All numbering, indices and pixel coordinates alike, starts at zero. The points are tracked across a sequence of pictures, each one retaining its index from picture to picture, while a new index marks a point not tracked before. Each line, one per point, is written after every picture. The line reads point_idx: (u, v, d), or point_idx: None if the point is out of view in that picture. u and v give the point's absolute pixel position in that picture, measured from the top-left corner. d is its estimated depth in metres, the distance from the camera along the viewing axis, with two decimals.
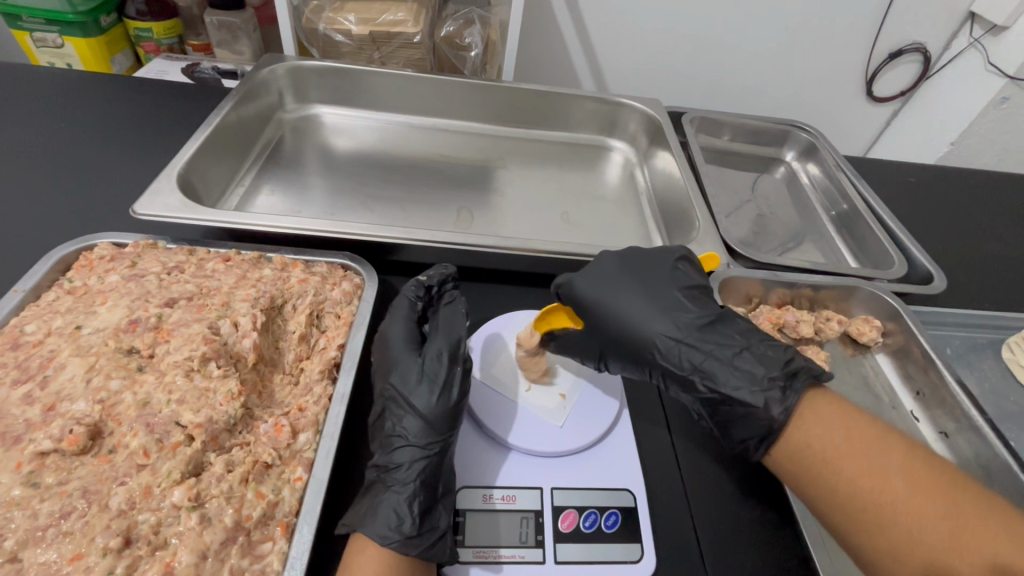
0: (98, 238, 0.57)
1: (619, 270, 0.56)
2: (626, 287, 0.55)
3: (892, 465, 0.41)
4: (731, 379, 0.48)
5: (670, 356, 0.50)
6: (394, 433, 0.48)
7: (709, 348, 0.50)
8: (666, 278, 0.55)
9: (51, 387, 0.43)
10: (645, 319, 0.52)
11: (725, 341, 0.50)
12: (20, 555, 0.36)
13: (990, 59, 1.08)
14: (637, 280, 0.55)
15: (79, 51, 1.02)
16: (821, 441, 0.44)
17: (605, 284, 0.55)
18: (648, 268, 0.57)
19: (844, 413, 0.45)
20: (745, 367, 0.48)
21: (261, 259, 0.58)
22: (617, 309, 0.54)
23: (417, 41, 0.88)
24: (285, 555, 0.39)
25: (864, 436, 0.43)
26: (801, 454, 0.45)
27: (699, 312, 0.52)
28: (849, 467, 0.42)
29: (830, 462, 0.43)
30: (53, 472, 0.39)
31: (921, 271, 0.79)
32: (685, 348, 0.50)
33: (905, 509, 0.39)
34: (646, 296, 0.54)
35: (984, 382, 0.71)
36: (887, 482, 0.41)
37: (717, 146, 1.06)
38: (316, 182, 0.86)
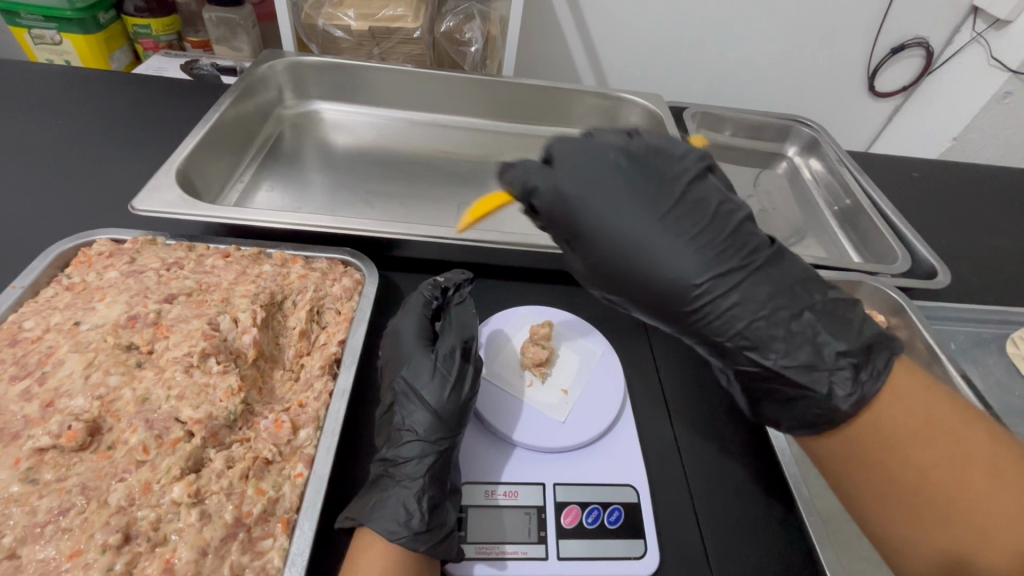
0: (97, 234, 0.57)
1: (638, 200, 0.46)
2: (658, 224, 0.45)
3: (977, 460, 0.39)
4: (790, 351, 0.44)
5: (715, 321, 0.45)
6: (402, 426, 0.47)
7: (771, 310, 0.44)
8: (702, 207, 0.46)
9: (50, 384, 0.43)
10: (688, 270, 0.44)
11: (782, 300, 0.44)
12: (19, 551, 0.36)
13: (993, 52, 1.07)
14: (667, 214, 0.45)
15: (77, 49, 1.01)
16: (899, 422, 0.41)
17: (617, 216, 0.46)
18: (676, 190, 0.46)
19: (929, 394, 0.42)
20: (802, 335, 0.44)
21: (261, 255, 0.58)
22: (651, 256, 0.45)
23: (417, 37, 0.87)
24: (286, 551, 0.39)
25: (949, 424, 0.41)
26: (873, 433, 0.42)
27: (747, 262, 0.45)
28: (928, 454, 0.40)
29: (906, 447, 0.41)
30: (51, 468, 0.39)
31: (924, 265, 0.78)
32: (736, 314, 0.44)
33: (984, 508, 0.38)
34: (688, 239, 0.45)
35: (989, 377, 0.71)
36: (970, 477, 0.39)
37: (719, 141, 1.06)
38: (316, 178, 0.85)
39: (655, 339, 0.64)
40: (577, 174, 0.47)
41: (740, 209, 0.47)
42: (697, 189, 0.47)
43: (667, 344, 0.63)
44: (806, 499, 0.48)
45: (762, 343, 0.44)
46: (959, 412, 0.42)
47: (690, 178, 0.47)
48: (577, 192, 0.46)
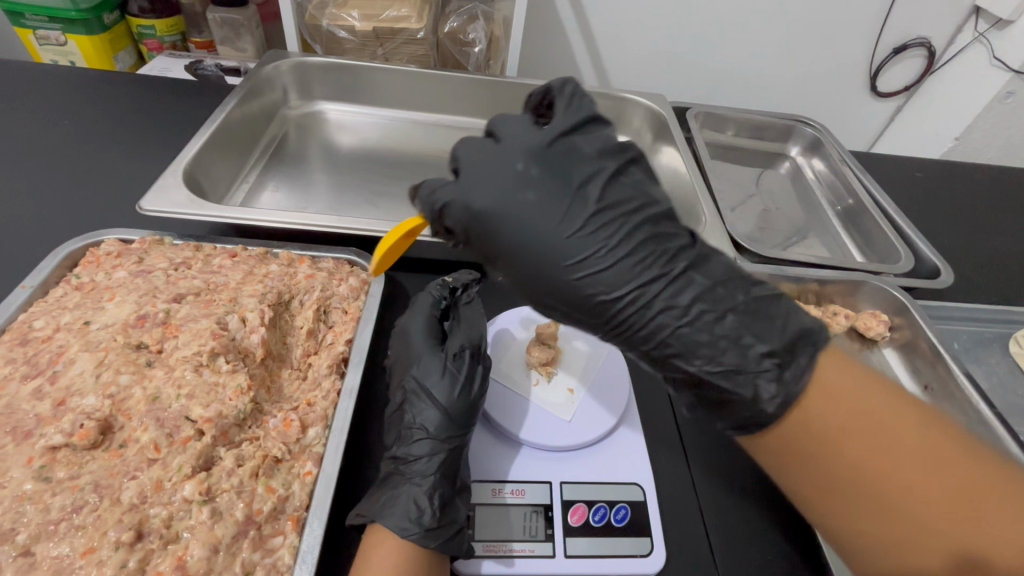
0: (105, 234, 0.58)
1: (550, 203, 0.42)
2: (575, 235, 0.42)
3: (932, 452, 0.36)
4: (713, 355, 0.40)
5: (635, 326, 0.42)
6: (412, 425, 0.47)
7: (693, 314, 0.41)
8: (617, 211, 0.42)
9: (62, 382, 0.43)
10: (605, 282, 0.41)
11: (703, 300, 0.41)
12: (33, 549, 0.36)
13: (995, 53, 1.07)
14: (583, 222, 0.42)
15: (82, 49, 1.02)
16: (850, 430, 0.38)
17: (531, 226, 0.42)
18: (590, 195, 0.42)
19: (865, 387, 0.39)
20: (724, 335, 0.40)
21: (267, 255, 0.58)
22: (567, 271, 0.42)
23: (421, 37, 0.88)
24: (296, 549, 0.39)
25: (894, 418, 0.38)
26: (832, 449, 0.38)
27: (664, 261, 0.42)
28: (890, 461, 0.37)
29: (870, 458, 0.37)
30: (64, 466, 0.39)
31: (928, 265, 0.78)
32: (656, 318, 0.41)
33: (961, 506, 0.35)
34: (607, 249, 0.41)
35: (992, 377, 0.71)
36: (937, 475, 0.36)
37: (722, 141, 1.06)
38: (320, 178, 0.86)
39: None
40: (485, 184, 0.43)
41: (658, 207, 0.44)
42: (611, 190, 0.43)
43: None
44: None
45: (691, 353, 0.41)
46: (895, 401, 0.39)
47: (604, 179, 0.43)
48: (489, 206, 0.42)
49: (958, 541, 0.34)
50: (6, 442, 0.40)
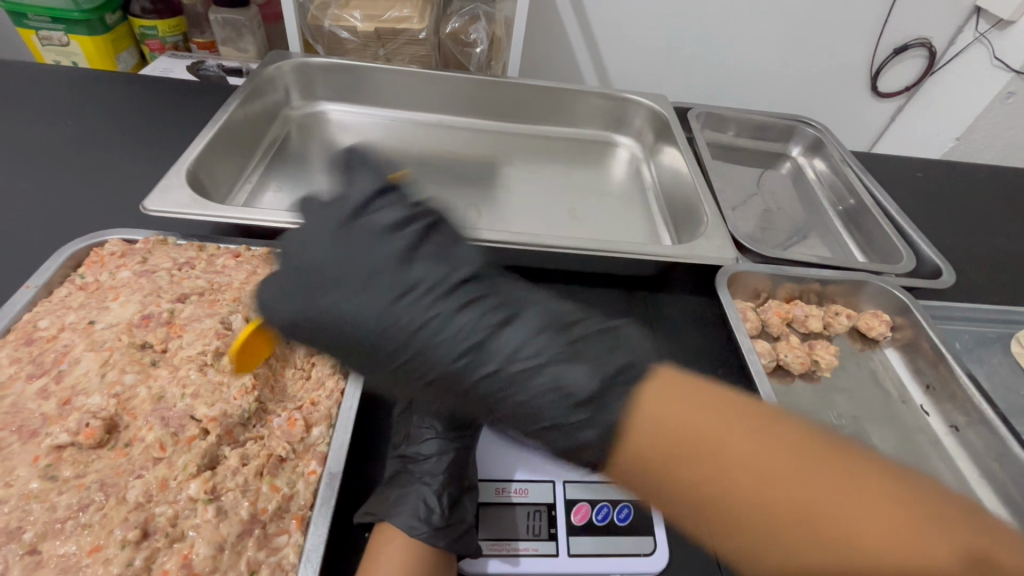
0: (109, 235, 0.58)
1: (357, 294, 0.40)
2: (382, 314, 0.39)
3: (781, 466, 0.35)
4: (543, 410, 0.38)
5: (470, 392, 0.40)
6: (422, 424, 0.49)
7: (512, 376, 0.38)
8: (422, 280, 0.40)
9: (67, 382, 0.43)
10: (428, 355, 0.40)
11: (518, 350, 0.39)
12: (40, 547, 0.36)
13: (996, 53, 1.07)
14: (391, 301, 0.40)
15: (85, 50, 1.02)
16: (693, 458, 0.35)
17: (347, 317, 0.39)
18: (393, 271, 0.40)
19: (707, 415, 0.37)
20: (544, 387, 0.38)
21: (271, 255, 0.59)
22: (393, 355, 0.40)
23: (422, 38, 0.88)
24: (301, 547, 0.39)
25: (733, 433, 0.36)
26: (681, 483, 0.35)
27: (475, 321, 0.39)
28: (744, 486, 0.34)
29: (724, 489, 0.34)
30: (70, 465, 0.39)
31: (929, 265, 0.79)
32: (483, 380, 0.39)
33: (829, 523, 0.33)
34: (421, 322, 0.39)
35: (994, 377, 0.71)
36: (795, 491, 0.34)
37: (723, 141, 1.06)
38: (322, 179, 0.86)
39: (661, 341, 0.64)
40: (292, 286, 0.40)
41: (464, 270, 0.42)
42: (411, 270, 0.41)
43: (674, 347, 0.64)
44: None
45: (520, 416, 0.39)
46: (743, 422, 0.37)
47: (402, 253, 0.41)
48: (301, 312, 0.39)
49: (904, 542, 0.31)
50: (13, 441, 0.40)
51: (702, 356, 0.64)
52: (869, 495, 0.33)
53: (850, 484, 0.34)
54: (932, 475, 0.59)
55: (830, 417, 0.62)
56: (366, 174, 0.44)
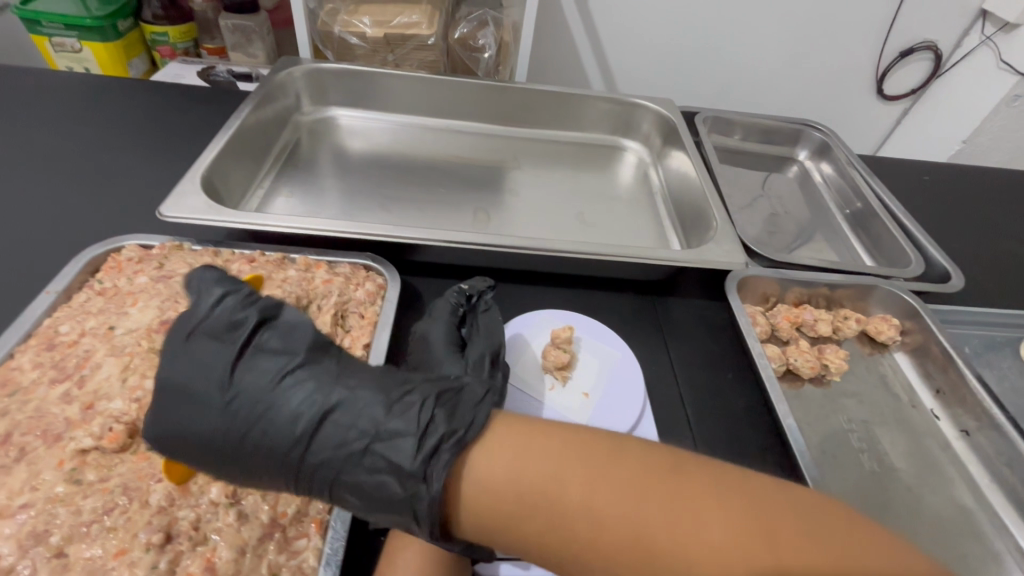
0: (126, 240, 0.58)
1: (196, 406, 0.39)
2: (208, 422, 0.39)
3: (628, 504, 0.33)
4: (385, 489, 0.37)
5: (327, 484, 0.39)
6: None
7: (344, 462, 0.38)
8: (250, 384, 0.40)
9: (89, 386, 0.44)
10: (263, 452, 0.39)
11: (354, 433, 0.38)
12: (66, 550, 0.37)
13: (1002, 56, 1.07)
14: (230, 405, 0.39)
15: (97, 56, 1.03)
16: (536, 505, 0.34)
17: (194, 428, 0.39)
18: (220, 378, 0.40)
19: (532, 447, 0.36)
20: (383, 466, 0.37)
21: (285, 260, 0.59)
22: (230, 463, 0.39)
23: (431, 43, 0.89)
24: (320, 551, 0.40)
25: (576, 474, 0.35)
26: (524, 525, 0.35)
27: (309, 412, 0.39)
28: (592, 529, 0.33)
29: (573, 531, 0.34)
30: (94, 469, 0.40)
31: (938, 270, 0.79)
32: (333, 469, 0.38)
33: (670, 556, 0.32)
34: (252, 421, 0.39)
35: (1004, 381, 0.71)
36: (647, 531, 0.32)
37: (730, 145, 1.07)
38: (332, 184, 0.86)
39: (672, 345, 0.65)
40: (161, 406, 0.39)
41: (297, 359, 0.41)
42: (244, 374, 0.40)
43: (685, 351, 0.64)
44: None
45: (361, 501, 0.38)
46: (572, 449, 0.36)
47: (230, 359, 0.41)
48: (158, 431, 0.39)
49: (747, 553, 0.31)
50: (38, 445, 0.40)
51: (713, 360, 0.64)
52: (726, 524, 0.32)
53: (684, 500, 0.33)
54: (944, 479, 0.59)
55: (840, 421, 0.63)
56: (208, 278, 0.45)
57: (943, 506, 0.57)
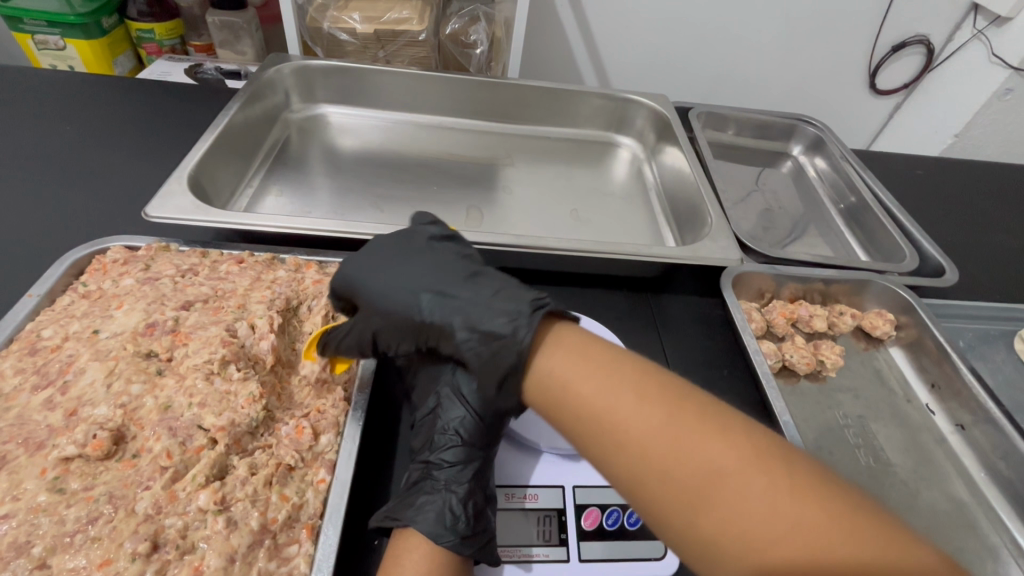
0: (111, 242, 0.57)
1: (383, 252, 0.50)
2: (392, 253, 0.50)
3: (667, 403, 0.36)
4: (490, 319, 0.43)
5: (444, 312, 0.45)
6: (446, 430, 0.46)
7: (470, 295, 0.45)
8: (420, 246, 0.50)
9: (72, 393, 0.43)
10: (401, 284, 0.47)
11: (482, 284, 0.46)
12: (49, 561, 0.36)
13: (994, 49, 1.07)
14: (404, 253, 0.50)
15: (81, 53, 1.01)
16: (582, 385, 0.38)
17: (373, 265, 0.49)
18: (416, 241, 0.51)
19: (600, 356, 0.40)
20: (499, 303, 0.44)
21: (275, 260, 0.58)
22: (382, 279, 0.48)
23: (423, 39, 0.88)
24: (311, 558, 0.39)
25: (627, 373, 0.38)
26: (580, 410, 0.38)
27: (457, 267, 0.48)
28: (627, 414, 0.36)
29: (610, 414, 0.36)
30: (78, 477, 0.39)
31: (932, 264, 0.79)
32: (454, 303, 0.45)
33: (712, 466, 0.32)
34: (417, 260, 0.48)
35: (998, 374, 0.71)
36: (678, 427, 0.34)
37: (723, 140, 1.06)
38: (323, 183, 0.85)
39: (668, 342, 0.64)
40: (356, 258, 0.50)
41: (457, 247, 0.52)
42: (420, 241, 0.51)
43: (683, 348, 0.64)
44: None
45: (460, 324, 0.44)
46: (636, 368, 0.39)
47: (429, 237, 0.52)
48: (351, 272, 0.49)
49: (790, 487, 0.31)
50: (19, 453, 0.39)
51: (710, 357, 0.64)
52: (754, 451, 0.33)
53: (738, 426, 0.34)
54: (940, 474, 0.59)
55: (837, 416, 0.62)
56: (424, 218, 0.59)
57: (939, 500, 0.57)
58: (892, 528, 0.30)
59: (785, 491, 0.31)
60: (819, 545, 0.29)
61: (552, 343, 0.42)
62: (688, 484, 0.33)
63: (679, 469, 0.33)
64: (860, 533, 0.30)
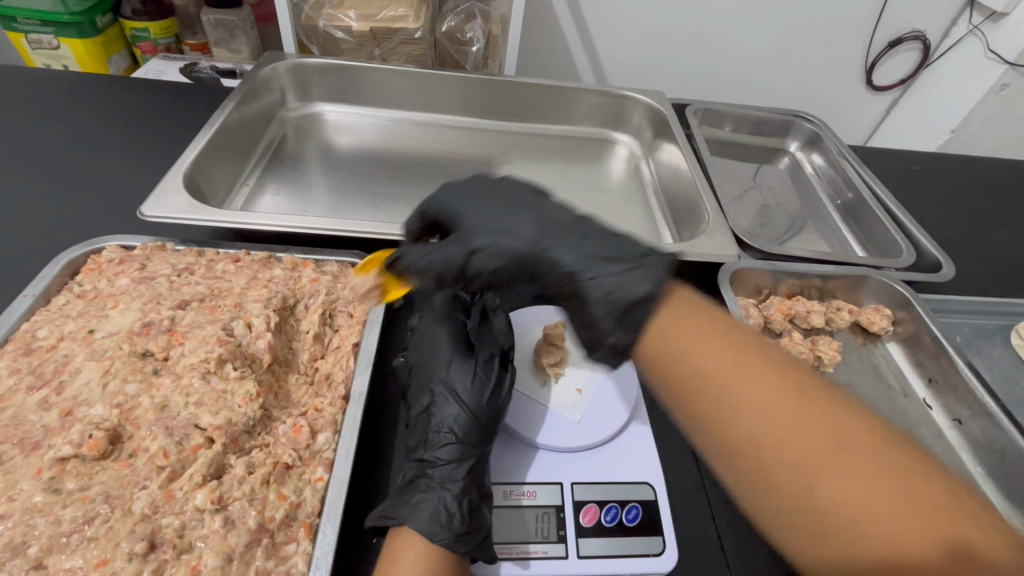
0: (106, 241, 0.57)
1: (488, 189, 0.52)
2: (495, 190, 0.52)
3: (780, 377, 0.37)
4: (612, 251, 0.44)
5: (557, 244, 0.46)
6: (440, 429, 0.47)
7: (592, 233, 0.46)
8: (526, 186, 0.53)
9: (68, 393, 0.43)
10: (509, 215, 0.49)
11: (595, 224, 0.48)
12: (45, 562, 0.36)
13: (990, 45, 1.07)
14: (511, 192, 0.52)
15: (76, 53, 1.00)
16: (698, 349, 0.39)
17: (478, 201, 0.51)
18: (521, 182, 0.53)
19: (714, 322, 0.40)
20: (620, 242, 0.45)
21: (271, 259, 0.58)
22: (485, 208, 0.50)
23: (418, 37, 0.87)
24: (309, 556, 0.39)
25: (739, 345, 0.39)
26: (697, 370, 0.39)
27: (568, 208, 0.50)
28: (741, 380, 0.37)
29: (728, 376, 0.38)
30: (74, 478, 0.39)
31: (929, 259, 0.79)
32: (572, 238, 0.46)
33: (826, 441, 0.34)
34: (522, 195, 0.51)
35: (994, 369, 0.71)
36: (794, 401, 0.36)
37: (721, 137, 1.06)
38: (320, 182, 0.85)
39: None
40: (460, 193, 0.53)
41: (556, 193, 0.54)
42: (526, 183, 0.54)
43: None
44: None
45: (578, 255, 0.45)
46: (750, 342, 0.40)
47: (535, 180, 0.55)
48: (456, 205, 0.52)
49: (900, 476, 0.33)
50: (14, 454, 0.39)
51: None
52: (865, 435, 0.34)
53: (848, 409, 0.36)
54: None
55: None
56: None
57: None
58: (992, 527, 0.32)
59: (893, 480, 0.32)
60: (923, 530, 0.31)
61: (679, 305, 0.41)
62: (795, 458, 0.34)
63: (793, 438, 0.35)
64: (965, 526, 0.31)
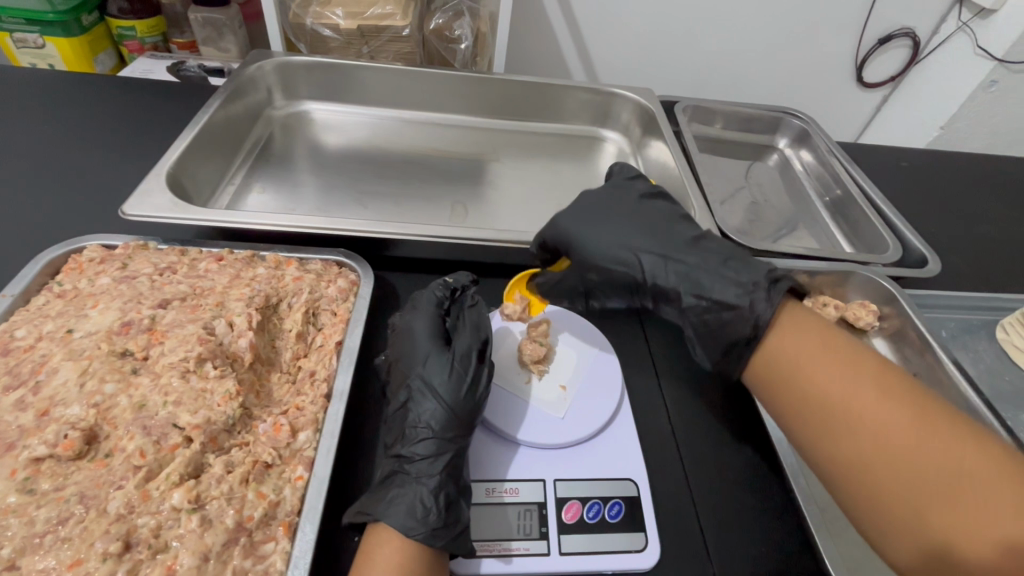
0: (87, 240, 0.56)
1: (599, 212, 0.57)
2: (604, 212, 0.57)
3: (893, 404, 0.41)
4: (718, 286, 0.49)
5: (662, 278, 0.52)
6: (417, 424, 0.46)
7: (698, 265, 0.51)
8: (638, 208, 0.57)
9: (44, 393, 0.42)
10: (620, 247, 0.54)
11: (704, 253, 0.52)
12: (19, 562, 0.35)
13: (979, 42, 1.08)
14: (619, 216, 0.56)
15: (61, 52, 1.00)
16: (793, 371, 0.46)
17: (587, 226, 0.56)
18: (625, 200, 0.58)
19: (823, 348, 0.46)
20: (730, 274, 0.50)
21: (255, 258, 0.58)
22: (595, 231, 0.55)
23: (406, 35, 0.87)
24: (288, 554, 0.39)
25: (867, 376, 0.43)
26: (780, 391, 0.47)
27: (679, 234, 0.54)
28: (839, 398, 0.43)
29: (808, 393, 0.44)
30: (48, 478, 0.39)
31: (916, 255, 0.79)
32: (681, 273, 0.51)
33: (920, 464, 0.38)
34: (629, 222, 0.55)
35: (979, 363, 0.72)
36: (892, 430, 0.40)
37: (711, 134, 1.06)
38: (307, 181, 0.84)
39: (652, 337, 0.64)
40: (569, 215, 0.57)
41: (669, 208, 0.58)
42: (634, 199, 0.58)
43: (667, 342, 0.63)
44: (806, 493, 0.49)
45: (688, 289, 0.51)
46: (866, 371, 0.44)
47: (639, 193, 0.59)
48: (566, 229, 0.56)
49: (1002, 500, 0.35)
50: None
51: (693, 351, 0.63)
52: (976, 461, 0.37)
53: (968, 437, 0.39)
54: None
55: None
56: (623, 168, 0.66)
57: None
58: None
59: (1000, 505, 0.35)
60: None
61: (788, 323, 0.48)
62: (911, 485, 0.38)
63: (884, 458, 0.39)
64: None
